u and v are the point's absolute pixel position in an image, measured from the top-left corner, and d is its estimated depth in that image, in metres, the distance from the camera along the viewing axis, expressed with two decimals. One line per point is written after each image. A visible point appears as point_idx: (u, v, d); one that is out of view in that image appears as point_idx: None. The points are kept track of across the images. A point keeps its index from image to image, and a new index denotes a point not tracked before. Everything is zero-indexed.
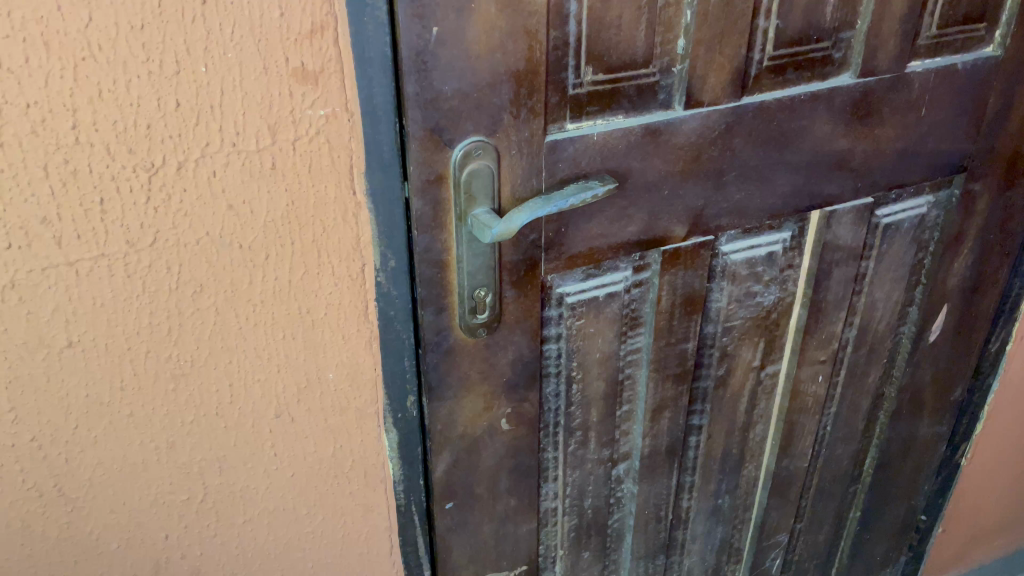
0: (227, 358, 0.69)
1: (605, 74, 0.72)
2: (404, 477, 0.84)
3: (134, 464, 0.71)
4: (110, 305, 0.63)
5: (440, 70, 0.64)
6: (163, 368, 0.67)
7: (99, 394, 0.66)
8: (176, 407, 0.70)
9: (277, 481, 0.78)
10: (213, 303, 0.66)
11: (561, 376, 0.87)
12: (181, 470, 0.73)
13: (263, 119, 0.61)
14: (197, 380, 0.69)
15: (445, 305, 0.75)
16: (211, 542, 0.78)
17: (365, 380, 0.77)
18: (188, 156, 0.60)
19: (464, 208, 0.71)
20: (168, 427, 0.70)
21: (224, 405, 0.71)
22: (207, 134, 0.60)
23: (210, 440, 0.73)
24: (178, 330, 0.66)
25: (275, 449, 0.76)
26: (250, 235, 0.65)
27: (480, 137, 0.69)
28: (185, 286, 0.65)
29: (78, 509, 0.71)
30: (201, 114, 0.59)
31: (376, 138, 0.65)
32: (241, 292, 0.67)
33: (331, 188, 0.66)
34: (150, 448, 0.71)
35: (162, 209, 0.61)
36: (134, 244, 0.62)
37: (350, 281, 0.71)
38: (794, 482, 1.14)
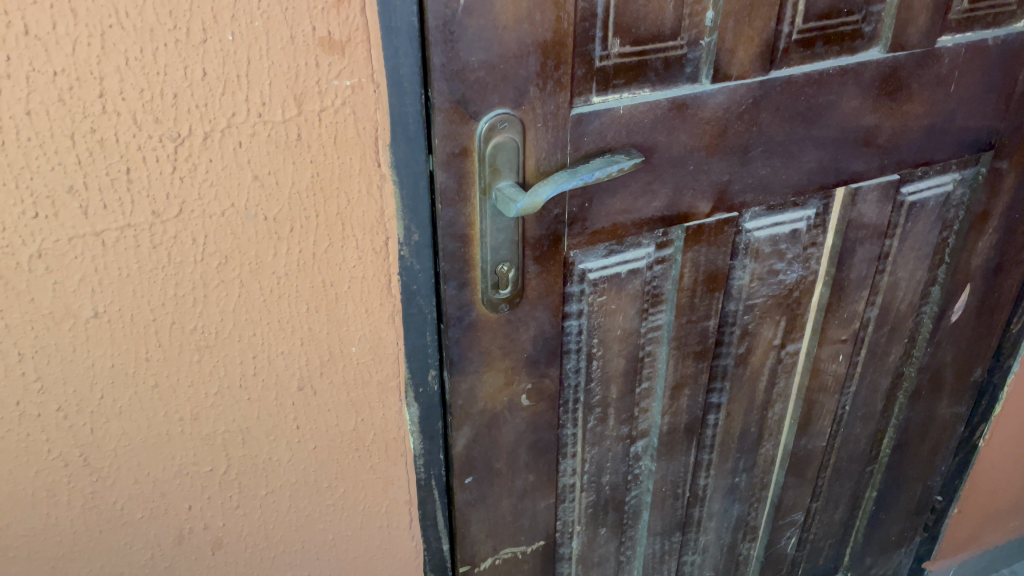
0: (251, 330, 0.69)
1: (633, 46, 0.71)
2: (425, 451, 0.84)
3: (159, 435, 0.71)
4: (136, 276, 0.63)
5: (467, 41, 0.64)
6: (188, 340, 0.67)
7: (125, 364, 0.66)
8: (200, 378, 0.70)
9: (299, 453, 0.78)
10: (237, 276, 0.66)
11: (582, 353, 0.87)
12: (205, 442, 0.73)
13: (290, 89, 0.60)
14: (221, 352, 0.69)
15: (468, 279, 0.75)
16: (234, 513, 0.79)
17: (387, 355, 0.77)
18: (214, 126, 0.60)
19: (488, 182, 0.70)
20: (192, 398, 0.70)
21: (248, 377, 0.71)
22: (233, 103, 0.59)
23: (233, 412, 0.73)
24: (203, 301, 0.66)
25: (297, 422, 0.76)
26: (275, 207, 0.65)
27: (506, 109, 0.68)
28: (209, 257, 0.65)
29: (103, 479, 0.71)
30: (227, 83, 0.58)
31: (401, 109, 0.65)
32: (266, 264, 0.67)
33: (356, 160, 0.66)
34: (175, 420, 0.71)
35: (188, 180, 0.61)
36: (160, 214, 0.61)
37: (374, 254, 0.71)
38: (812, 461, 1.14)
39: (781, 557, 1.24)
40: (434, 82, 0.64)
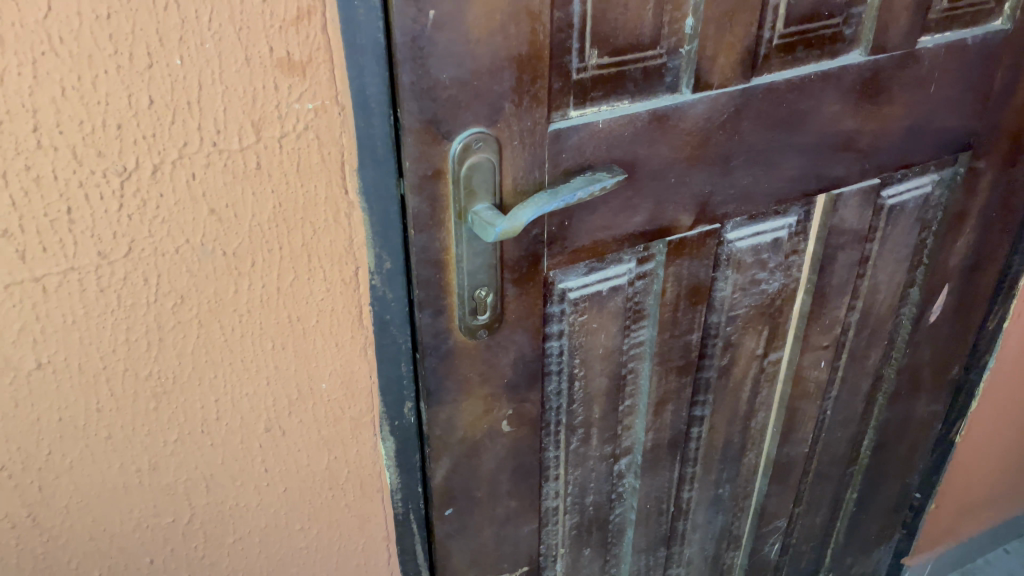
0: (212, 372, 0.64)
1: (610, 57, 0.68)
2: (402, 485, 0.80)
3: (115, 488, 0.66)
4: (83, 322, 0.58)
5: (437, 57, 0.59)
6: (143, 386, 0.62)
7: (74, 417, 0.61)
8: (159, 426, 0.65)
9: (268, 497, 0.73)
10: (195, 316, 0.61)
11: (563, 374, 0.83)
12: (165, 492, 0.68)
13: (246, 114, 0.56)
14: (181, 397, 0.64)
15: (444, 306, 0.71)
16: (200, 564, 0.74)
17: (359, 389, 0.72)
18: (165, 157, 0.55)
19: (464, 205, 0.66)
20: (150, 448, 0.65)
21: (210, 422, 0.67)
22: (184, 132, 0.54)
23: (195, 458, 0.68)
24: (158, 344, 0.61)
25: (265, 465, 0.71)
26: (234, 241, 0.60)
27: (480, 128, 0.64)
28: (164, 298, 0.60)
29: (55, 538, 0.66)
30: (177, 110, 0.53)
31: (368, 131, 0.60)
32: (226, 302, 0.62)
33: (321, 187, 0.61)
34: (132, 471, 0.66)
35: (137, 217, 0.56)
36: (107, 255, 0.56)
37: (343, 285, 0.66)
38: (795, 467, 1.12)
39: (764, 564, 1.22)
40: (403, 101, 0.60)
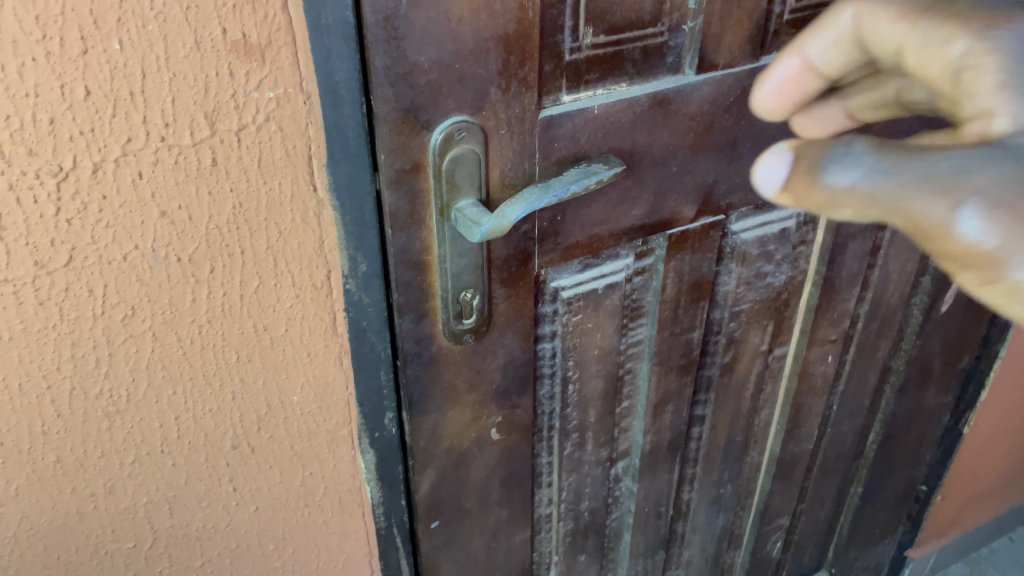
0: (171, 389, 0.59)
1: (607, 36, 0.61)
2: (384, 499, 0.75)
3: (67, 514, 0.60)
4: (21, 338, 0.52)
5: (414, 38, 0.53)
6: (94, 406, 0.57)
7: (17, 441, 0.56)
8: (114, 448, 0.59)
9: (239, 517, 0.68)
10: (149, 328, 0.55)
11: (556, 377, 0.78)
12: (124, 516, 0.63)
13: (199, 105, 0.49)
14: (136, 417, 0.59)
15: (426, 310, 0.65)
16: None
17: (335, 401, 0.67)
18: (107, 155, 0.48)
19: (446, 201, 0.60)
20: (104, 471, 0.60)
21: (171, 441, 0.61)
22: (128, 126, 0.48)
23: (156, 479, 0.62)
24: (109, 361, 0.55)
25: (234, 485, 0.66)
26: (190, 246, 0.54)
27: (463, 116, 0.58)
28: (113, 310, 0.54)
29: (4, 568, 0.61)
30: (118, 101, 0.47)
31: (338, 122, 0.54)
32: (183, 313, 0.56)
33: (286, 184, 0.55)
34: (85, 496, 0.60)
35: (77, 222, 0.50)
36: (45, 265, 0.50)
37: (314, 291, 0.60)
38: (799, 464, 1.07)
39: (766, 562, 1.18)
40: (377, 88, 0.54)
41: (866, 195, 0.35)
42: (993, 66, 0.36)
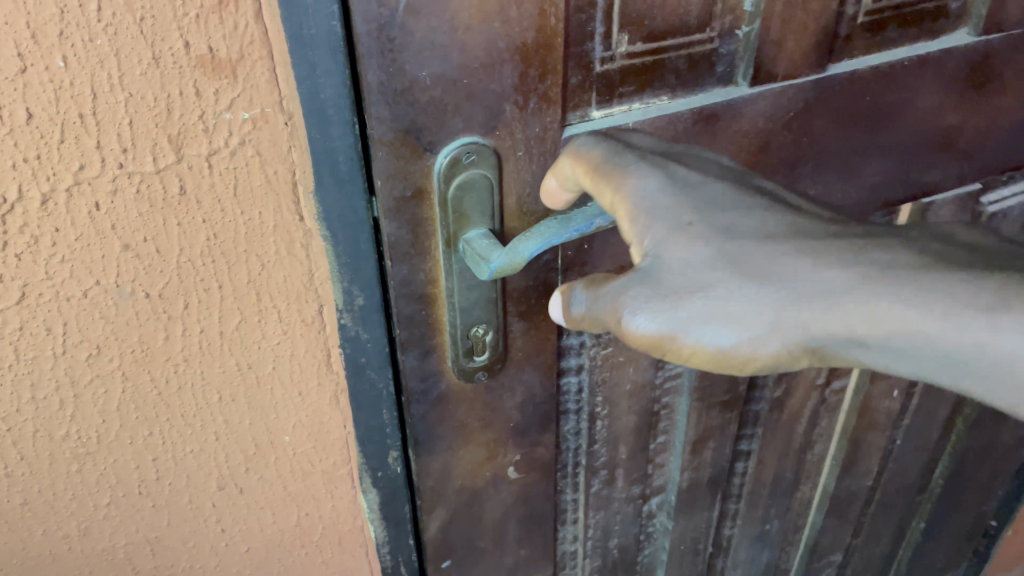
0: (147, 429, 0.54)
1: (646, 43, 0.53)
2: (390, 536, 0.68)
3: (40, 556, 0.57)
4: None
5: (414, 50, 0.46)
6: (60, 448, 0.52)
7: None
8: (86, 489, 0.55)
9: (228, 557, 0.64)
10: (118, 368, 0.50)
11: (582, 413, 0.71)
12: (102, 558, 0.59)
13: (161, 128, 0.43)
14: (108, 458, 0.54)
15: (433, 346, 0.58)
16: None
17: (332, 441, 0.61)
18: (57, 184, 0.43)
19: (453, 231, 0.53)
20: (76, 513, 0.56)
21: (149, 481, 0.56)
22: (80, 152, 0.42)
23: (134, 521, 0.58)
24: (74, 402, 0.51)
25: (222, 525, 0.61)
26: (159, 281, 0.48)
27: (473, 136, 0.51)
28: (75, 350, 0.49)
29: None
30: (66, 124, 0.41)
31: (327, 145, 0.47)
32: (155, 352, 0.51)
33: (266, 214, 0.48)
34: (58, 538, 0.56)
35: (28, 257, 0.45)
36: None
37: (303, 327, 0.54)
38: (855, 501, 0.98)
39: None
40: (370, 107, 0.46)
41: (592, 319, 0.47)
42: (626, 205, 0.48)
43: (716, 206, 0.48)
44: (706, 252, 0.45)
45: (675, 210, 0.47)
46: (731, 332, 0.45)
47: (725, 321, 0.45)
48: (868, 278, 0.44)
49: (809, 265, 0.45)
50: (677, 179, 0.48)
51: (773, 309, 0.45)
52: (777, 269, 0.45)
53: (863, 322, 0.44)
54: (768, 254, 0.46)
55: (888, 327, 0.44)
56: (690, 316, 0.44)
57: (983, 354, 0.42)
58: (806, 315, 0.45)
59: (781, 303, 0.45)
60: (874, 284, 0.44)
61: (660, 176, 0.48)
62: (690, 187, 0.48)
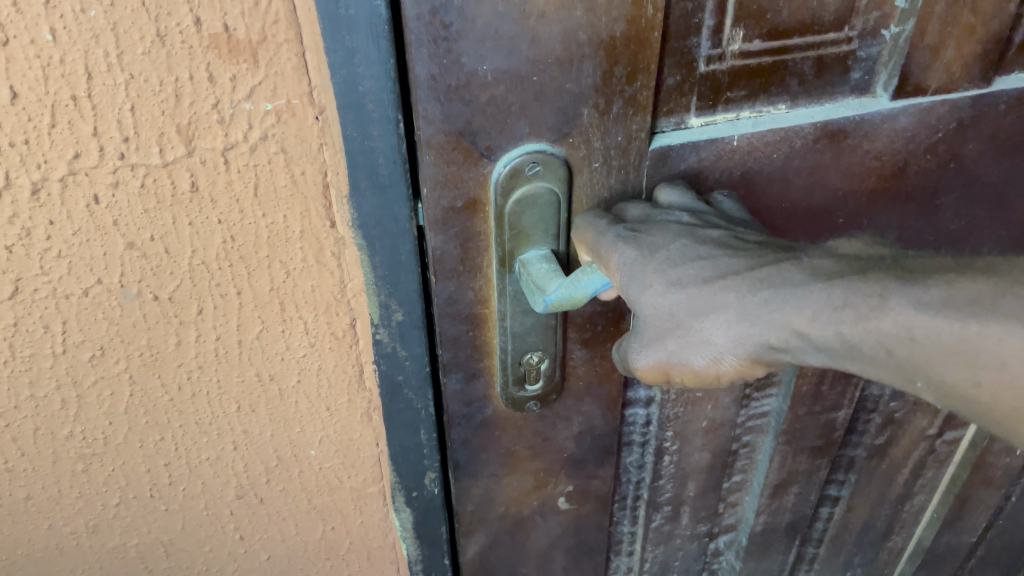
0: (158, 434, 0.50)
1: (765, 41, 0.43)
2: (423, 557, 0.62)
3: (48, 549, 0.55)
4: None
5: (474, 40, 0.38)
6: (65, 448, 0.49)
7: None
8: (94, 490, 0.52)
9: (247, 563, 0.60)
10: (124, 370, 0.46)
11: (648, 447, 0.63)
12: (113, 555, 0.56)
13: (169, 116, 0.37)
14: (116, 460, 0.50)
15: (480, 369, 0.51)
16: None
17: (361, 458, 0.55)
18: (49, 172, 0.37)
19: (509, 249, 0.45)
20: (84, 512, 0.53)
21: (161, 486, 0.53)
22: (75, 139, 0.37)
23: (146, 522, 0.55)
24: (77, 402, 0.46)
25: (240, 531, 0.57)
26: (169, 284, 0.43)
27: (541, 144, 0.42)
28: (78, 350, 0.44)
29: None
30: (58, 106, 0.36)
31: (364, 143, 0.40)
32: (167, 357, 0.46)
33: (293, 218, 0.42)
34: (66, 533, 0.54)
35: (20, 250, 0.40)
36: None
37: (334, 341, 0.48)
38: (954, 556, 0.87)
39: None
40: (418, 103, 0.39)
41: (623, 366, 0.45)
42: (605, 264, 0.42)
43: (681, 253, 0.41)
44: (673, 299, 0.40)
45: (636, 272, 0.40)
46: (694, 357, 0.40)
47: (688, 351, 0.40)
48: (811, 293, 0.38)
49: (754, 289, 0.39)
50: (644, 240, 0.41)
51: (724, 340, 0.40)
52: (726, 302, 0.39)
53: (811, 329, 0.37)
54: (717, 288, 0.40)
55: (841, 332, 0.37)
56: (658, 351, 0.41)
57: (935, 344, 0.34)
58: (756, 342, 0.39)
59: (742, 327, 0.39)
60: (811, 291, 0.38)
61: (632, 242, 0.41)
62: (658, 248, 0.41)
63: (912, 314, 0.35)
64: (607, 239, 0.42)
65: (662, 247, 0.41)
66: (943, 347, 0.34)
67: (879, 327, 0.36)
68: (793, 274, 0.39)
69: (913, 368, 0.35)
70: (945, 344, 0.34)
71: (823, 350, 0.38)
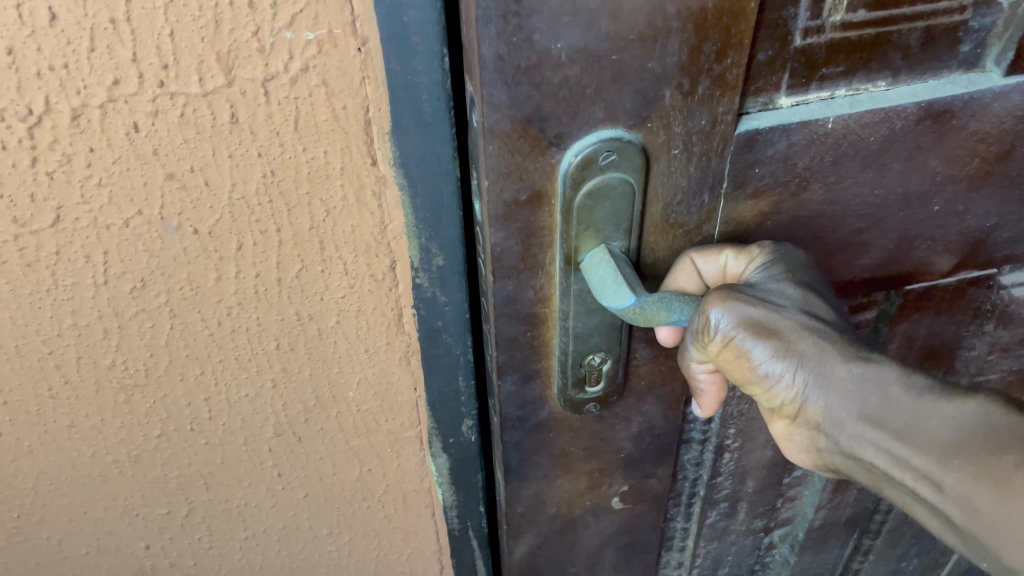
0: (198, 367, 0.48)
1: (871, 10, 0.38)
2: (459, 502, 0.62)
3: (90, 476, 0.54)
4: (12, 299, 0.43)
5: (548, 14, 0.33)
6: (107, 376, 0.48)
7: (25, 401, 0.48)
8: (136, 420, 0.51)
9: (285, 500, 0.58)
10: (165, 304, 0.44)
11: (708, 445, 0.59)
12: (155, 486, 0.55)
13: (209, 45, 0.35)
14: (158, 391, 0.49)
15: (536, 371, 0.47)
16: (208, 555, 0.62)
17: (399, 403, 0.53)
18: (89, 99, 0.36)
19: (576, 246, 0.41)
20: (127, 441, 0.52)
21: (202, 419, 0.51)
22: (113, 63, 0.35)
23: (187, 454, 0.54)
24: (118, 332, 0.45)
25: (279, 469, 0.56)
26: (209, 217, 0.41)
27: (616, 130, 0.37)
28: (118, 280, 0.43)
29: (29, 514, 0.56)
30: (96, 30, 0.34)
31: (407, 79, 0.37)
32: (207, 290, 0.44)
33: (333, 153, 0.40)
34: (108, 462, 0.53)
35: (61, 176, 0.38)
36: (25, 223, 0.40)
37: (373, 283, 0.45)
38: None
39: None
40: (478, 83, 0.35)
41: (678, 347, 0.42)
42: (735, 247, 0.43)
43: (818, 283, 0.41)
44: (789, 291, 0.39)
45: (773, 255, 0.41)
46: (769, 344, 0.38)
47: (766, 338, 0.38)
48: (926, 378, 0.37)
49: (857, 342, 0.38)
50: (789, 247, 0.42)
51: (809, 358, 0.38)
52: (835, 335, 0.38)
53: (900, 399, 0.36)
54: (837, 324, 0.39)
55: (925, 415, 0.35)
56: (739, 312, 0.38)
57: (992, 450, 0.33)
58: (841, 380, 0.37)
59: (838, 358, 0.37)
60: (923, 379, 0.36)
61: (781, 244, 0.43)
62: (798, 258, 0.41)
63: (1008, 410, 0.34)
64: (743, 248, 0.42)
65: (803, 260, 0.41)
66: (995, 446, 0.33)
67: (949, 413, 0.35)
68: (905, 364, 0.38)
69: (955, 473, 0.34)
70: (996, 454, 0.33)
71: (884, 425, 0.36)
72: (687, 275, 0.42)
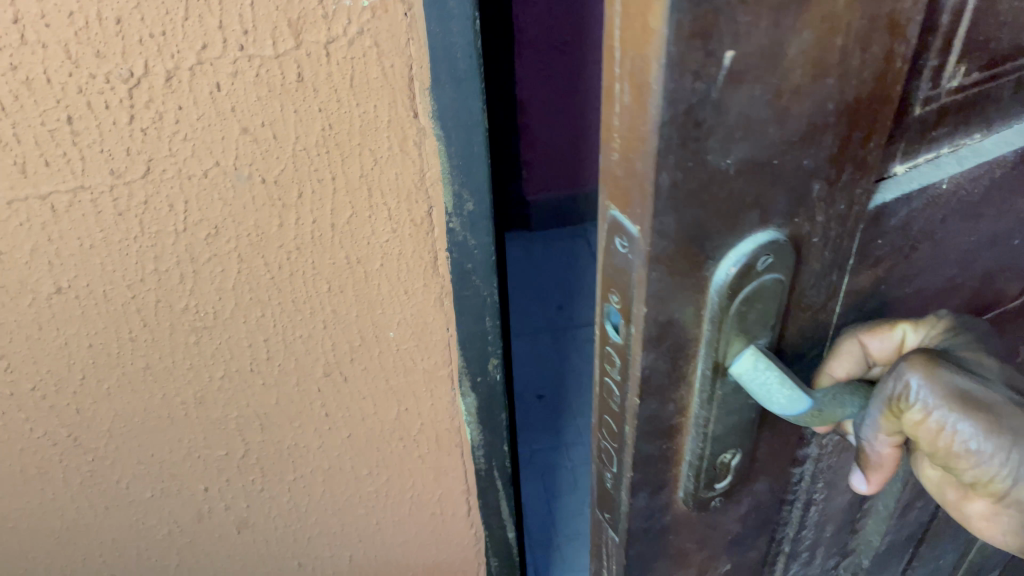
0: (260, 310, 0.65)
1: (982, 73, 0.38)
2: (485, 442, 0.81)
3: (157, 399, 0.71)
4: (101, 245, 0.58)
5: (725, 131, 0.31)
6: (181, 319, 0.64)
7: (110, 341, 0.65)
8: (205, 358, 0.68)
9: (331, 438, 0.78)
10: (234, 249, 0.60)
11: (800, 502, 0.57)
12: (215, 423, 0.74)
13: (283, 14, 0.48)
14: (225, 333, 0.66)
15: (667, 479, 0.44)
16: (268, 473, 0.81)
17: (433, 337, 0.70)
18: (181, 62, 0.49)
19: (725, 353, 0.38)
20: (198, 374, 0.69)
21: (261, 361, 0.69)
22: (203, 30, 0.48)
23: (246, 392, 0.72)
24: (194, 275, 0.61)
25: (326, 407, 0.75)
26: (276, 165, 0.55)
27: (770, 232, 0.36)
28: (196, 228, 0.58)
29: (112, 441, 0.74)
30: (193, 2, 0.46)
31: (447, 40, 0.50)
32: (269, 237, 0.60)
33: (382, 108, 0.54)
34: (179, 377, 0.69)
35: (152, 132, 0.52)
36: (121, 174, 0.54)
37: (414, 227, 0.61)
38: None
39: None
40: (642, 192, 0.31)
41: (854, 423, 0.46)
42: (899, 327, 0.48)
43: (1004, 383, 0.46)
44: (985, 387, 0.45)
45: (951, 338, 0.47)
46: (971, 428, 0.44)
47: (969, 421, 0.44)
48: None
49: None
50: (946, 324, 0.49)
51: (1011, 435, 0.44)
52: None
53: None
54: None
55: None
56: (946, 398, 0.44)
57: None
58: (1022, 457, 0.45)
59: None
60: None
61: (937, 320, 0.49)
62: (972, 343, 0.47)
63: None
64: (891, 319, 0.48)
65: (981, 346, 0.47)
66: None
67: None
68: None
69: None
70: None
71: None
72: (852, 354, 0.47)
